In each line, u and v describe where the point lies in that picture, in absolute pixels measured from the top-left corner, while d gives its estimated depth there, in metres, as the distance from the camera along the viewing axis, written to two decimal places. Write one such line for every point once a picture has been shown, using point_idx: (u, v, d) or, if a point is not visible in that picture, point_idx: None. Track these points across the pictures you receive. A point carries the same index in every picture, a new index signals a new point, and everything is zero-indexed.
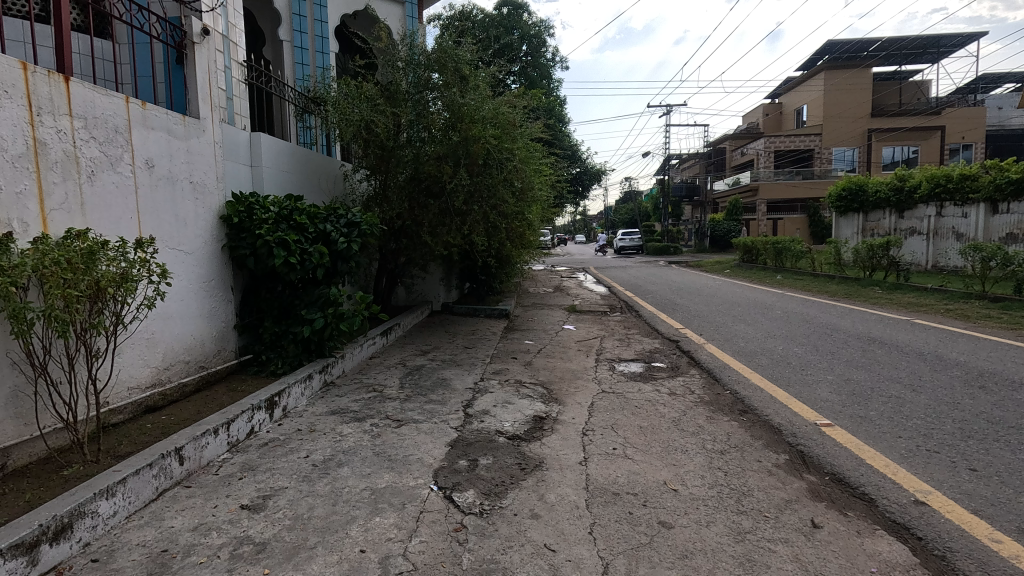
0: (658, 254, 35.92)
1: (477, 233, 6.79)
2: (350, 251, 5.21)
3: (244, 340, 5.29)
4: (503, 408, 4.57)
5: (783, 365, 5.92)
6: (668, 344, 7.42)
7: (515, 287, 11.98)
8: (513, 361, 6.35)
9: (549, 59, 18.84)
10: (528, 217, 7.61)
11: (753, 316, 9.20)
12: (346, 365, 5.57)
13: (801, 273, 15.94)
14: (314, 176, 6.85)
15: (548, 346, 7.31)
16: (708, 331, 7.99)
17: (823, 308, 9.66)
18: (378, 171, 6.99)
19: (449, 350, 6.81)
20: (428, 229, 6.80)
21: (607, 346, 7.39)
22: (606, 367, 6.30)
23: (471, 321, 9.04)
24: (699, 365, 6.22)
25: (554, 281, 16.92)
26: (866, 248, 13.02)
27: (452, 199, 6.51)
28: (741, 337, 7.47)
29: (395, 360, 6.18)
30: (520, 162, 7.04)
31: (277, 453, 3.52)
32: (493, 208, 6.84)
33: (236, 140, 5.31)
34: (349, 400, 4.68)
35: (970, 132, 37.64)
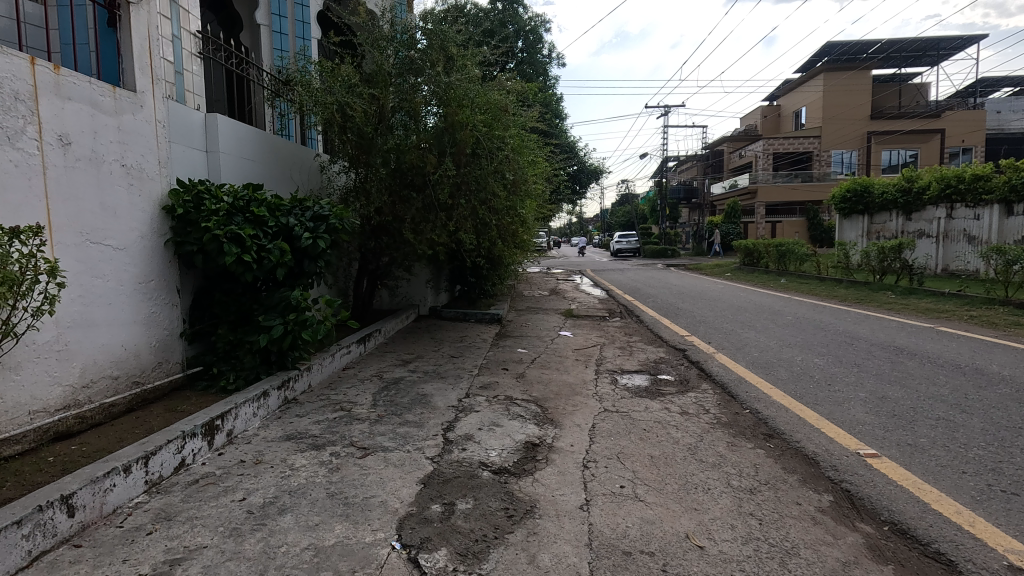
0: (656, 257, 35.35)
1: (466, 231, 6.13)
2: (316, 248, 4.55)
3: (194, 350, 4.61)
4: (489, 432, 3.91)
5: (805, 379, 5.29)
6: (674, 354, 6.78)
7: (508, 291, 11.33)
8: (503, 373, 5.69)
9: (545, 56, 18.28)
10: (523, 214, 6.96)
11: (764, 322, 8.58)
12: (313, 379, 4.90)
13: (806, 277, 15.35)
14: (285, 167, 6.19)
15: (543, 355, 6.66)
16: (717, 340, 7.36)
17: (837, 314, 9.05)
18: (357, 163, 6.33)
19: (433, 360, 6.14)
20: (411, 226, 6.13)
21: (608, 356, 6.74)
22: (607, 380, 5.65)
23: (460, 327, 8.38)
24: (711, 379, 5.58)
25: (549, 284, 16.27)
26: (877, 251, 12.44)
27: (437, 193, 5.85)
28: (754, 345, 6.85)
29: (371, 372, 5.51)
30: (513, 153, 6.41)
31: (206, 495, 2.84)
32: (483, 203, 6.18)
33: (187, 121, 4.67)
34: (310, 424, 4.00)
35: (970, 135, 37.32)
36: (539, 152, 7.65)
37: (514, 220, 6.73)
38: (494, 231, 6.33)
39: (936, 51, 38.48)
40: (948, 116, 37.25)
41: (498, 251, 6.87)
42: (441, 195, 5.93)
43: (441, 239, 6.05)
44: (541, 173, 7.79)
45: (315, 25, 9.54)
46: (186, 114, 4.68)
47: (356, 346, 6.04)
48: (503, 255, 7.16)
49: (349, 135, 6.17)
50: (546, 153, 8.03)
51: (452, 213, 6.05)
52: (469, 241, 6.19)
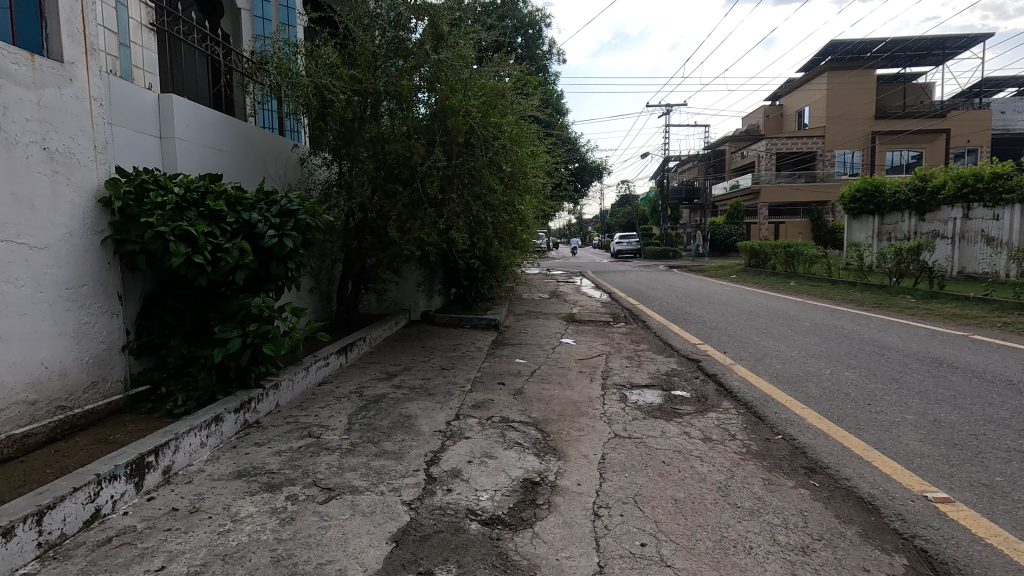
0: (656, 258, 34.80)
1: (459, 230, 5.52)
2: (283, 248, 3.95)
3: (142, 365, 3.99)
4: (481, 467, 3.30)
5: (839, 397, 4.69)
6: (687, 366, 6.18)
7: (507, 294, 10.74)
8: (499, 389, 5.08)
9: (546, 52, 17.69)
10: (522, 211, 6.34)
11: (780, 329, 7.99)
12: (281, 398, 4.29)
13: (816, 279, 14.76)
14: (259, 159, 5.59)
15: (543, 366, 6.05)
16: (732, 349, 6.76)
17: (858, 320, 8.45)
18: (340, 155, 5.74)
19: (421, 373, 5.53)
20: (398, 225, 5.52)
21: (615, 367, 6.13)
22: (615, 397, 5.04)
23: (453, 334, 7.77)
24: (732, 396, 4.98)
25: (549, 286, 15.65)
26: (894, 252, 11.84)
27: (427, 187, 5.23)
28: (774, 356, 6.25)
29: (351, 388, 4.90)
30: (511, 144, 5.80)
31: (115, 562, 2.24)
32: (478, 199, 5.57)
33: (135, 103, 4.08)
34: (268, 455, 3.38)
35: (976, 135, 36.80)
36: (540, 144, 7.03)
37: (513, 218, 6.11)
38: (490, 230, 5.72)
39: (940, 50, 37.95)
40: (953, 116, 36.70)
41: (496, 252, 6.25)
42: (431, 189, 5.31)
43: (432, 240, 5.44)
44: (542, 166, 7.17)
45: (301, 10, 8.91)
46: (134, 94, 4.09)
47: (336, 357, 5.44)
48: (501, 256, 6.56)
49: (331, 123, 5.58)
50: (547, 145, 7.41)
51: (443, 210, 5.44)
52: (462, 241, 5.59)
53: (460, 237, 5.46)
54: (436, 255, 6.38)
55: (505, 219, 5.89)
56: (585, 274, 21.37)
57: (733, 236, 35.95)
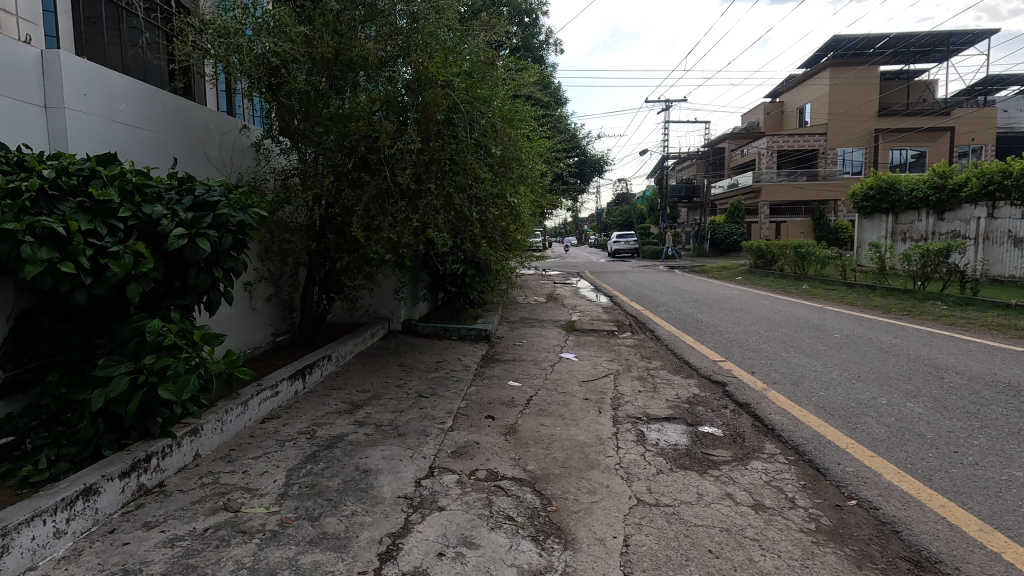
0: (655, 258, 33.99)
1: (440, 230, 4.51)
2: (197, 253, 2.99)
3: (7, 410, 2.99)
4: (455, 566, 2.33)
5: (913, 440, 3.74)
6: (711, 391, 5.23)
7: (500, 299, 9.79)
8: (487, 426, 4.12)
9: (543, 42, 16.70)
10: (517, 206, 5.33)
11: (808, 342, 7.06)
12: (201, 447, 3.30)
13: (829, 281, 13.87)
14: (196, 143, 4.61)
15: (541, 392, 5.09)
16: (760, 368, 5.81)
17: (893, 331, 7.54)
18: (301, 139, 4.76)
19: (393, 403, 4.55)
20: (367, 224, 4.53)
21: (625, 393, 5.18)
22: (630, 436, 4.08)
23: (438, 347, 6.80)
24: (776, 436, 4.02)
25: (546, 289, 14.75)
26: (919, 254, 10.95)
27: (397, 177, 4.21)
28: (813, 379, 5.32)
29: (301, 427, 3.93)
30: (504, 124, 4.79)
31: None
32: (464, 191, 4.56)
33: (3, 58, 3.09)
34: (154, 547, 2.39)
35: (980, 133, 36.10)
36: (538, 129, 6.03)
37: (508, 215, 5.10)
38: (478, 228, 4.71)
39: (944, 46, 37.18)
40: (957, 113, 36.00)
41: (486, 256, 5.25)
42: (404, 179, 4.28)
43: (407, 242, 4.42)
44: (540, 155, 6.16)
45: None
46: (5, 47, 3.11)
47: (287, 384, 4.47)
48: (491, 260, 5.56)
49: (290, 98, 4.64)
50: (545, 131, 6.41)
51: (418, 205, 4.41)
52: (443, 243, 4.57)
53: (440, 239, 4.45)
54: (415, 259, 5.39)
55: (496, 217, 4.87)
56: (582, 275, 20.46)
57: (733, 236, 35.14)
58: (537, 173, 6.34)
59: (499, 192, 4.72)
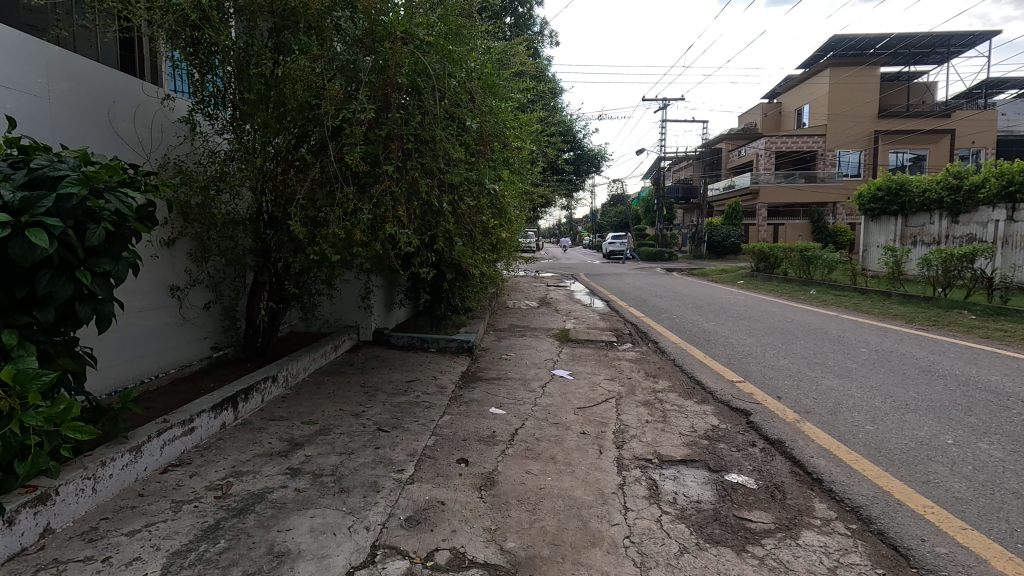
0: (652, 259, 33.28)
1: (404, 225, 3.61)
2: (33, 254, 2.17)
3: None
4: None
5: (1011, 503, 2.87)
6: (732, 422, 4.37)
7: (487, 305, 8.91)
8: (457, 477, 3.23)
9: (539, 32, 15.85)
10: (502, 199, 4.46)
11: (833, 358, 6.22)
12: (52, 519, 2.39)
13: (839, 287, 13.09)
14: (100, 114, 3.68)
15: (528, 423, 4.21)
16: (786, 392, 4.96)
17: (926, 345, 6.72)
18: (239, 112, 3.87)
19: (344, 441, 3.66)
20: (313, 219, 3.64)
21: (630, 425, 4.31)
22: (641, 491, 3.20)
23: (412, 362, 5.90)
24: (826, 491, 3.15)
25: (539, 292, 13.91)
26: (940, 258, 10.16)
27: (347, 157, 3.32)
28: (853, 408, 4.47)
29: (213, 480, 3.02)
30: (485, 94, 3.90)
31: None
32: (433, 175, 3.67)
33: None
34: None
35: (981, 135, 35.56)
36: (529, 108, 5.14)
37: (492, 208, 4.22)
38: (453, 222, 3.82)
39: (944, 47, 36.66)
40: (957, 115, 35.46)
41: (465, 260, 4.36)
42: (355, 160, 3.39)
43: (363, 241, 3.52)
44: (529, 140, 5.29)
45: None
46: None
47: (209, 418, 3.56)
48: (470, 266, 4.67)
49: (223, 58, 3.78)
50: (536, 113, 5.53)
51: (375, 193, 3.51)
52: (409, 242, 3.67)
53: (403, 236, 3.56)
54: (380, 261, 4.50)
55: (477, 208, 3.99)
56: (577, 277, 19.58)
57: (731, 238, 34.47)
58: (525, 163, 5.48)
59: (479, 179, 3.82)
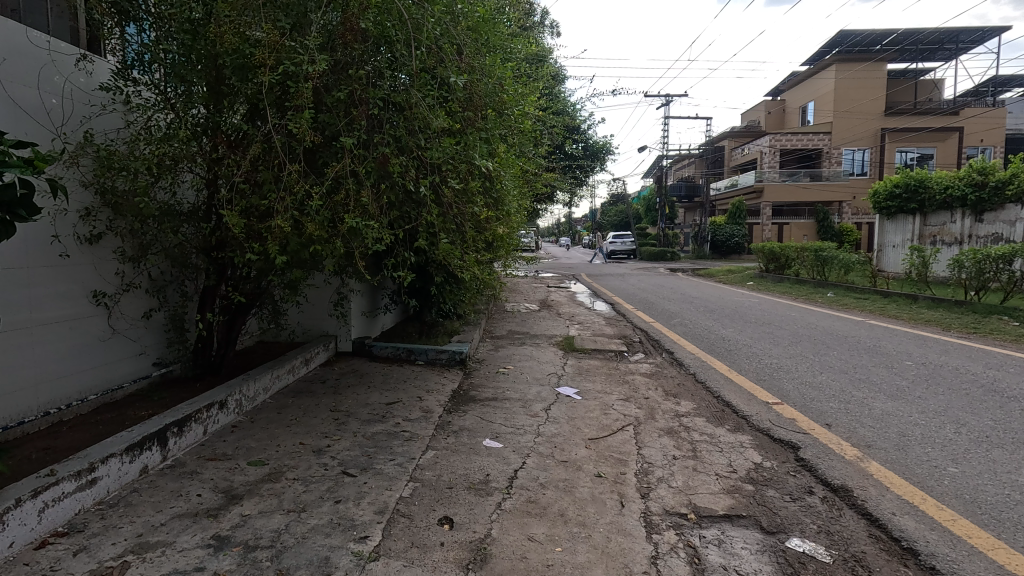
0: (653, 258, 32.54)
1: (373, 216, 2.84)
2: None
3: None
4: None
5: None
6: (779, 459, 3.59)
7: (483, 310, 8.15)
8: (438, 549, 2.45)
9: (541, 20, 15.10)
10: (500, 188, 3.73)
11: (877, 373, 5.45)
12: None
13: (857, 289, 12.35)
14: None
15: (531, 462, 3.44)
16: (835, 418, 4.19)
17: (978, 358, 5.96)
18: (175, 76, 3.13)
19: (297, 492, 2.88)
20: (256, 210, 2.89)
21: (655, 463, 3.53)
22: (681, 567, 2.42)
23: (395, 379, 5.12)
24: (929, 571, 2.37)
25: (539, 294, 13.12)
26: (973, 258, 9.42)
27: (293, 125, 2.56)
28: (923, 441, 3.70)
29: (103, 559, 2.22)
30: (474, 49, 3.15)
31: None
32: (410, 152, 2.94)
33: None
34: None
35: (989, 134, 34.89)
36: (529, 87, 4.44)
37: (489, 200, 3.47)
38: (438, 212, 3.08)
39: (953, 43, 35.95)
40: (966, 113, 34.77)
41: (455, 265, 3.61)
42: (301, 129, 2.62)
43: (318, 237, 2.74)
44: (531, 126, 4.59)
45: None
46: None
47: (120, 463, 2.77)
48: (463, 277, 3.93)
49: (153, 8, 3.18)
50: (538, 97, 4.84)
51: (332, 175, 2.74)
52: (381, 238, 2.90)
53: (371, 230, 2.79)
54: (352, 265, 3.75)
55: (467, 196, 3.24)
56: (579, 278, 18.80)
57: (734, 237, 33.74)
58: (524, 154, 4.78)
59: (469, 156, 3.04)
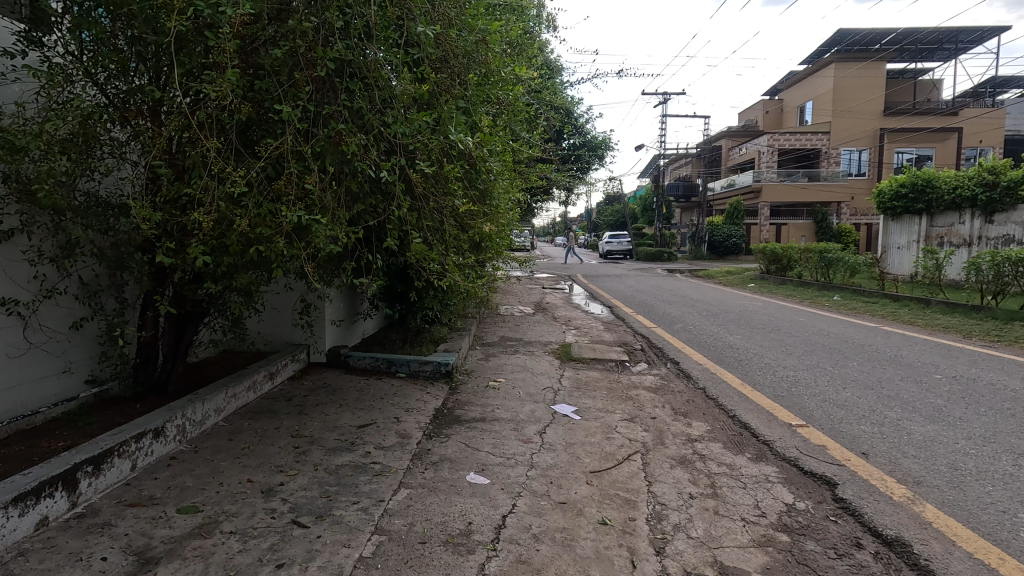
0: (650, 258, 32.05)
1: (320, 201, 2.49)
2: None
3: None
4: None
5: None
6: (813, 498, 3.05)
7: (474, 314, 7.61)
8: None
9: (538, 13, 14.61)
10: (483, 183, 3.39)
11: (907, 388, 4.94)
12: None
13: (864, 292, 11.89)
14: None
15: (522, 504, 2.89)
16: (871, 447, 3.66)
17: (1013, 371, 5.45)
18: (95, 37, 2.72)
19: (231, 552, 2.32)
20: (184, 199, 2.49)
21: (669, 504, 2.99)
22: None
23: (371, 396, 4.56)
24: None
25: (534, 295, 12.59)
26: (991, 261, 8.94)
27: (206, 81, 2.26)
28: (980, 476, 3.17)
29: None
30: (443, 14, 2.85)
31: None
32: (364, 129, 2.64)
33: None
34: None
35: (988, 134, 34.60)
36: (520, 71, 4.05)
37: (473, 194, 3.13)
38: (406, 203, 2.73)
39: (952, 43, 35.62)
40: (965, 113, 34.42)
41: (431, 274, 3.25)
42: (218, 91, 2.31)
43: (258, 226, 2.38)
44: (521, 119, 4.22)
45: None
46: None
47: (4, 519, 2.21)
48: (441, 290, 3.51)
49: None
50: (529, 89, 4.48)
51: (268, 151, 2.42)
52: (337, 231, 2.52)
53: (320, 216, 2.44)
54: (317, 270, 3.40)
55: (435, 183, 2.92)
56: (575, 279, 18.31)
57: (732, 237, 33.28)
58: (513, 150, 4.44)
59: (443, 136, 2.75)
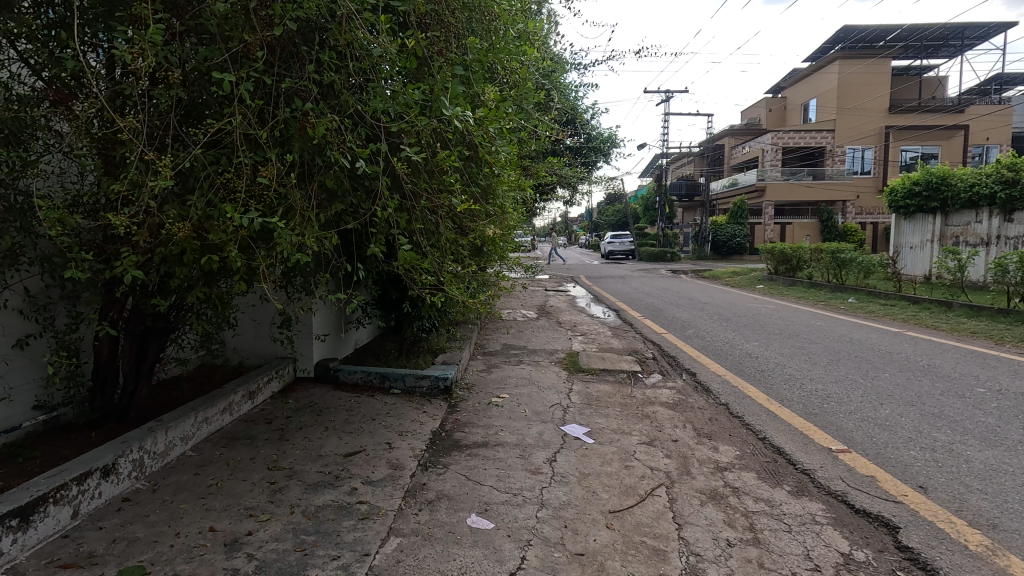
0: (653, 258, 31.61)
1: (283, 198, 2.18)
2: None
3: None
4: None
5: None
6: (873, 546, 2.61)
7: (474, 321, 7.18)
8: None
9: None
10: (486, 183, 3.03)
11: (951, 404, 4.50)
12: None
13: (880, 294, 11.45)
14: None
15: (533, 557, 2.45)
16: (929, 478, 3.21)
17: None
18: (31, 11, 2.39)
19: None
20: (125, 195, 2.22)
21: (705, 554, 2.54)
22: None
23: (361, 417, 4.13)
24: None
25: (537, 298, 12.17)
26: (1019, 262, 8.48)
27: (117, 46, 2.04)
28: None
29: None
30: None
31: None
32: (339, 113, 2.32)
33: None
34: None
35: (995, 132, 34.12)
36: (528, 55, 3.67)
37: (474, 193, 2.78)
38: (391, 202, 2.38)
39: (958, 39, 35.14)
40: (972, 110, 33.95)
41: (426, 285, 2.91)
42: (134, 59, 2.08)
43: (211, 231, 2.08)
44: (529, 110, 3.84)
45: None
46: None
47: None
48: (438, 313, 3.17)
49: None
50: (537, 79, 4.11)
51: (209, 134, 2.16)
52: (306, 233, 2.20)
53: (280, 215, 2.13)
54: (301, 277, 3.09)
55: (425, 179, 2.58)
56: (578, 279, 18.60)
57: (736, 237, 32.85)
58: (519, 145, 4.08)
59: (435, 121, 2.39)
